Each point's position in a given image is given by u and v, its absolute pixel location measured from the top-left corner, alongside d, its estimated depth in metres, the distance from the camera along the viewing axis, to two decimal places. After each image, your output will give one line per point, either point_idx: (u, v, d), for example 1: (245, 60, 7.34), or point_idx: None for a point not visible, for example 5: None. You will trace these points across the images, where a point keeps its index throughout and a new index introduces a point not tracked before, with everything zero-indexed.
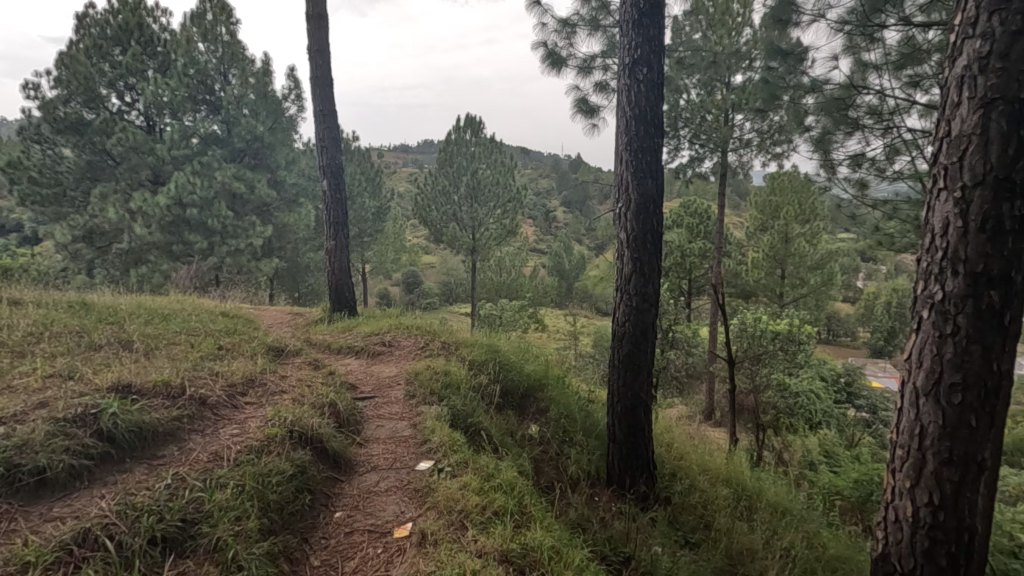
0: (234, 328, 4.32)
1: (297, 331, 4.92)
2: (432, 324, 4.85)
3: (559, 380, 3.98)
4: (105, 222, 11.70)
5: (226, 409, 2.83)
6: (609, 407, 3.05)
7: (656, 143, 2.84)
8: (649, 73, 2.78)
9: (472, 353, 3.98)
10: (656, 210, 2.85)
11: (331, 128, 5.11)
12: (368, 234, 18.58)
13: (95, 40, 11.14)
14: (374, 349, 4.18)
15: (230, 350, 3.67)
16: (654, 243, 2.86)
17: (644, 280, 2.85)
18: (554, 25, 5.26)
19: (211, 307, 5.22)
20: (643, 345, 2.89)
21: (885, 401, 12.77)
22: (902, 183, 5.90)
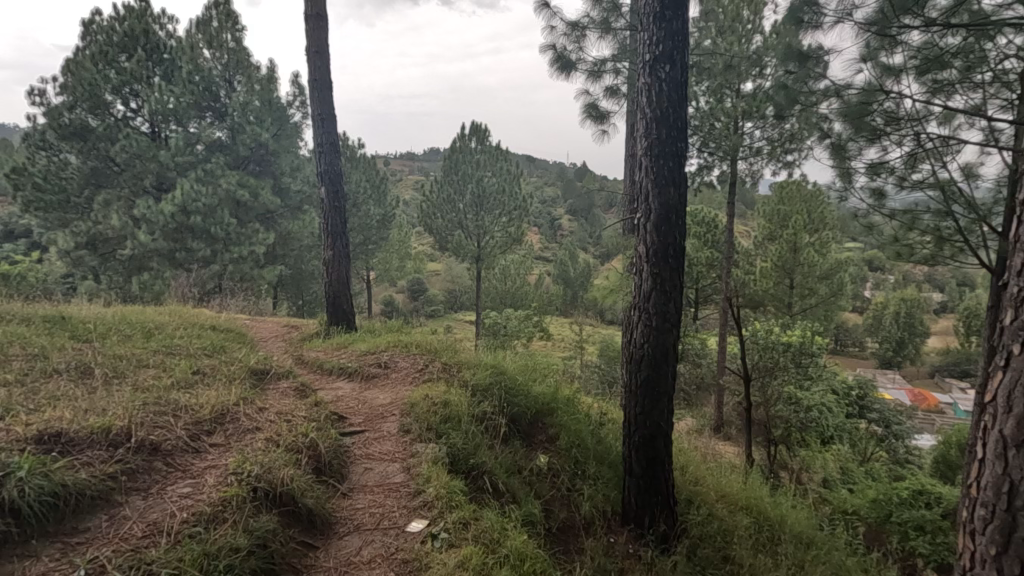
0: (216, 347, 4.07)
1: (290, 348, 4.69)
2: (432, 341, 4.63)
3: (568, 403, 3.73)
4: (108, 228, 11.60)
5: (183, 456, 2.52)
6: (625, 437, 2.84)
7: (679, 149, 2.64)
8: (673, 71, 2.59)
9: (474, 374, 3.74)
10: (679, 221, 2.65)
11: (330, 133, 4.95)
12: (373, 241, 18.44)
13: (101, 47, 11.05)
14: (367, 372, 3.94)
15: (201, 377, 3.39)
16: (675, 257, 2.65)
17: (665, 298, 2.64)
18: (562, 27, 5.06)
19: (198, 321, 4.99)
20: (663, 367, 2.68)
21: (898, 414, 12.47)
22: (922, 192, 5.70)
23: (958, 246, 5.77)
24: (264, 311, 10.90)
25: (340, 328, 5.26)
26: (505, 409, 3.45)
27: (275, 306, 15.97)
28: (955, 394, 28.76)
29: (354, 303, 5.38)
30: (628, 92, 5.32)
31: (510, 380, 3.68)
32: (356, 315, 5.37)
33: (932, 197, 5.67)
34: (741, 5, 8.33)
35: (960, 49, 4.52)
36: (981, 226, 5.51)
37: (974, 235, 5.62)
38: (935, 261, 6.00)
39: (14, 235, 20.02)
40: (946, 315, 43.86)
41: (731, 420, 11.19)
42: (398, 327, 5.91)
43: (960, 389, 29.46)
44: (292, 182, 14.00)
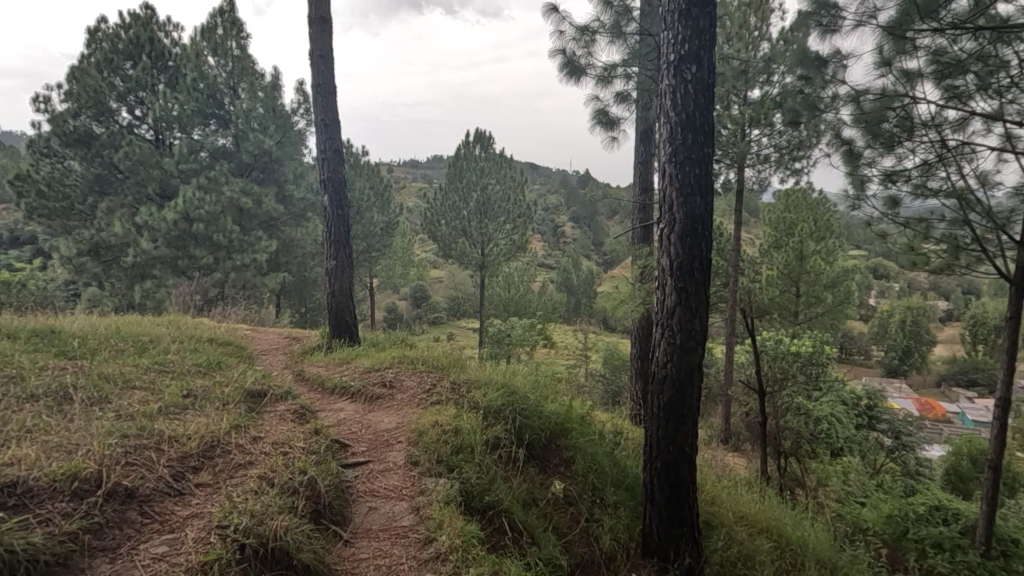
0: (212, 364, 3.93)
1: (290, 362, 4.57)
2: (439, 357, 4.47)
3: (582, 422, 3.54)
4: (112, 236, 11.51)
5: (163, 502, 2.28)
6: (647, 462, 2.68)
7: (705, 155, 2.51)
8: (699, 72, 2.46)
9: (484, 394, 3.55)
10: (705, 232, 2.51)
11: (333, 139, 4.84)
12: (376, 248, 18.36)
13: (106, 54, 11.04)
14: (371, 392, 3.75)
15: (190, 404, 3.16)
16: (701, 271, 2.51)
17: (690, 315, 2.50)
18: (572, 31, 4.94)
19: (195, 333, 4.86)
20: (687, 389, 2.54)
21: (909, 425, 12.24)
22: (937, 201, 5.53)
23: (974, 255, 5.61)
24: (266, 319, 10.79)
25: (342, 340, 5.12)
26: (519, 433, 3.25)
27: (278, 313, 15.87)
28: (962, 403, 28.44)
29: (357, 315, 5.25)
30: (639, 98, 5.22)
31: (523, 400, 3.48)
32: (359, 327, 5.23)
33: (948, 206, 5.51)
34: (749, 12, 8.22)
35: (979, 55, 4.39)
36: (994, 234, 5.36)
37: (991, 244, 5.46)
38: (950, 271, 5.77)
39: (19, 241, 20.00)
40: (951, 323, 43.59)
41: (739, 431, 10.99)
42: (403, 339, 5.78)
43: (967, 398, 29.14)
44: (295, 190, 13.93)
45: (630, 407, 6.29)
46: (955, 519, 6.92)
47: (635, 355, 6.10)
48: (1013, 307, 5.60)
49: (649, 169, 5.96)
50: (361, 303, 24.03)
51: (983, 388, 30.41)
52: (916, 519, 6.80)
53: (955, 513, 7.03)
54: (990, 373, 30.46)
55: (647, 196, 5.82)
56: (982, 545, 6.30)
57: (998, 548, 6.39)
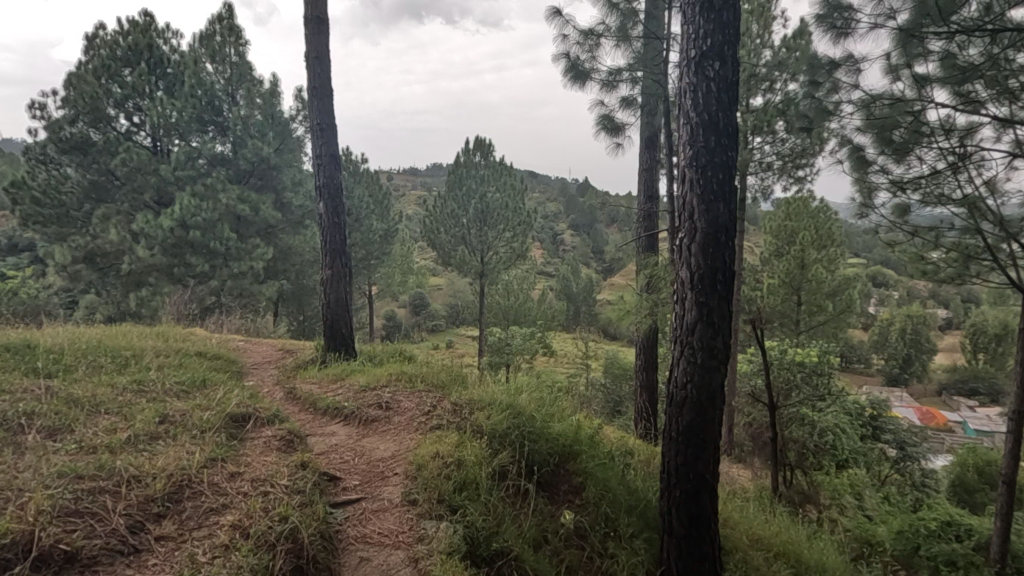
0: (197, 383, 3.72)
1: (282, 378, 4.38)
2: (440, 373, 4.25)
3: (592, 441, 3.22)
4: (107, 243, 11.36)
5: (111, 563, 1.87)
6: (664, 491, 2.52)
7: (729, 159, 2.37)
8: (723, 68, 2.33)
9: (488, 416, 3.22)
10: (729, 241, 2.37)
11: (329, 144, 4.71)
12: (375, 256, 18.21)
13: (103, 61, 10.93)
14: (365, 416, 3.43)
15: (155, 437, 2.78)
16: (724, 284, 2.36)
17: (713, 331, 2.35)
18: (575, 34, 4.80)
19: (183, 346, 4.67)
20: (708, 412, 2.39)
21: (914, 436, 12.04)
22: (947, 209, 5.39)
23: (985, 263, 5.51)
24: (262, 328, 10.62)
25: (337, 353, 4.94)
26: (527, 461, 2.92)
27: (274, 321, 15.70)
28: (964, 411, 28.22)
29: (354, 327, 5.07)
30: (644, 103, 5.08)
31: (529, 422, 3.13)
32: (355, 340, 5.05)
33: (959, 215, 5.37)
34: (752, 18, 8.13)
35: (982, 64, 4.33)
36: (1006, 242, 5.25)
37: (1003, 252, 5.35)
38: (959, 279, 5.76)
39: (17, 249, 19.86)
40: (952, 332, 43.45)
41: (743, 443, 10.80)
42: (401, 352, 5.60)
43: (969, 407, 28.93)
44: (293, 197, 13.79)
45: (635, 421, 6.12)
46: (968, 535, 6.78)
47: (640, 367, 5.96)
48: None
49: (653, 176, 5.84)
50: (359, 311, 23.89)
51: (984, 398, 30.19)
52: (928, 536, 6.61)
53: (968, 529, 6.88)
54: (992, 382, 30.24)
55: (651, 204, 5.70)
56: (996, 563, 6.22)
57: (1012, 565, 6.36)
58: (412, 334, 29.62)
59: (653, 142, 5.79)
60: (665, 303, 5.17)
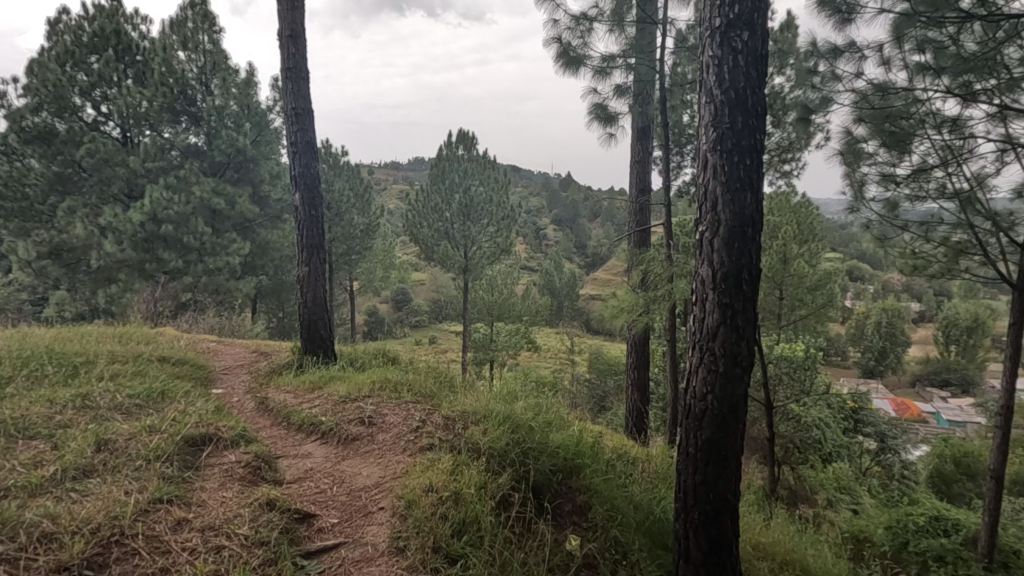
0: (152, 396, 3.29)
1: (253, 387, 4.06)
2: (427, 380, 3.96)
3: (595, 453, 2.98)
4: (74, 238, 10.87)
5: None
6: (681, 512, 2.34)
7: (756, 142, 2.20)
8: (752, 39, 2.15)
9: (484, 431, 2.87)
10: (755, 234, 2.19)
11: (304, 130, 4.42)
12: (356, 251, 17.84)
13: (67, 47, 10.36)
14: (345, 433, 3.05)
15: (79, 476, 2.26)
16: (749, 284, 2.18)
17: (737, 336, 2.18)
18: (566, 18, 4.57)
19: (143, 351, 4.33)
20: (730, 426, 2.22)
21: (894, 428, 12.17)
22: (936, 204, 5.26)
23: (975, 259, 5.29)
24: (239, 326, 10.27)
25: (315, 356, 4.65)
26: (530, 482, 2.59)
27: (253, 318, 15.31)
28: (936, 402, 28.88)
29: (333, 328, 4.78)
30: (637, 90, 4.86)
31: (529, 438, 2.81)
32: (334, 342, 4.76)
33: (949, 209, 5.22)
34: None
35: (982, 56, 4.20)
36: (996, 236, 5.08)
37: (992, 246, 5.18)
38: (949, 275, 5.52)
39: None
40: (925, 324, 44.31)
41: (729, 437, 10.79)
42: (383, 353, 5.34)
43: (941, 398, 29.49)
44: (271, 191, 13.35)
45: (626, 420, 5.96)
46: (956, 529, 6.65)
47: (631, 365, 5.79)
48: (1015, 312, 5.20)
49: (645, 169, 5.66)
50: (341, 306, 23.49)
51: (956, 389, 30.64)
52: (916, 531, 6.48)
53: (955, 524, 6.75)
54: (963, 373, 30.60)
55: (643, 197, 5.53)
56: (984, 558, 6.02)
57: (999, 559, 6.22)
58: (395, 330, 29.28)
59: (644, 133, 5.61)
60: (659, 300, 4.98)
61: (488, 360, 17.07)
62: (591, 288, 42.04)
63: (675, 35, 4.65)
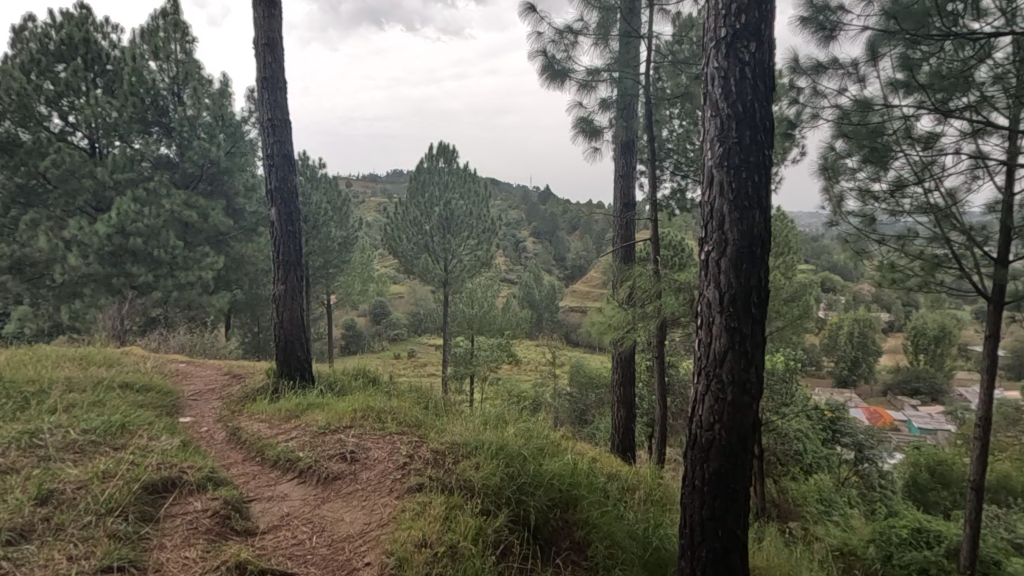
0: (110, 431, 3.01)
1: (223, 416, 3.83)
2: (411, 408, 3.76)
3: (592, 483, 2.86)
4: (37, 252, 10.45)
5: None
6: (687, 548, 2.26)
7: (764, 158, 2.14)
8: (759, 51, 2.10)
9: (475, 467, 2.69)
10: (764, 254, 2.12)
11: (281, 141, 4.27)
12: (334, 264, 17.55)
13: (33, 54, 10.00)
14: (325, 472, 2.80)
15: (13, 541, 1.97)
16: (758, 306, 2.12)
17: (746, 362, 2.11)
18: (550, 31, 4.52)
19: (104, 377, 4.07)
20: (739, 457, 2.14)
21: (872, 438, 12.28)
22: (911, 218, 5.27)
23: (951, 272, 5.27)
24: (211, 343, 9.91)
25: (292, 380, 4.45)
26: (527, 521, 2.44)
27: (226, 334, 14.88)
28: (908, 410, 29.46)
29: (310, 349, 4.58)
30: (622, 104, 4.82)
31: (523, 473, 2.68)
32: (312, 363, 4.56)
33: (924, 223, 5.22)
34: None
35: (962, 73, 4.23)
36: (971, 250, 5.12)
37: (966, 259, 5.13)
38: (926, 288, 5.47)
39: None
40: (895, 334, 45.43)
41: None
42: (363, 372, 5.14)
43: (912, 404, 30.09)
44: (247, 203, 13.01)
45: (612, 437, 5.86)
46: (938, 540, 6.58)
47: (617, 381, 5.69)
48: (989, 326, 5.17)
49: (629, 183, 5.62)
50: (318, 320, 23.06)
51: (926, 397, 31.28)
52: (899, 544, 6.42)
53: (937, 535, 6.69)
54: (931, 381, 31.29)
55: (629, 212, 5.49)
56: (967, 569, 5.97)
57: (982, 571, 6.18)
58: (373, 344, 28.87)
59: (628, 148, 5.56)
60: (647, 316, 4.91)
61: (469, 375, 16.88)
62: (570, 300, 42.12)
63: (660, 50, 4.64)
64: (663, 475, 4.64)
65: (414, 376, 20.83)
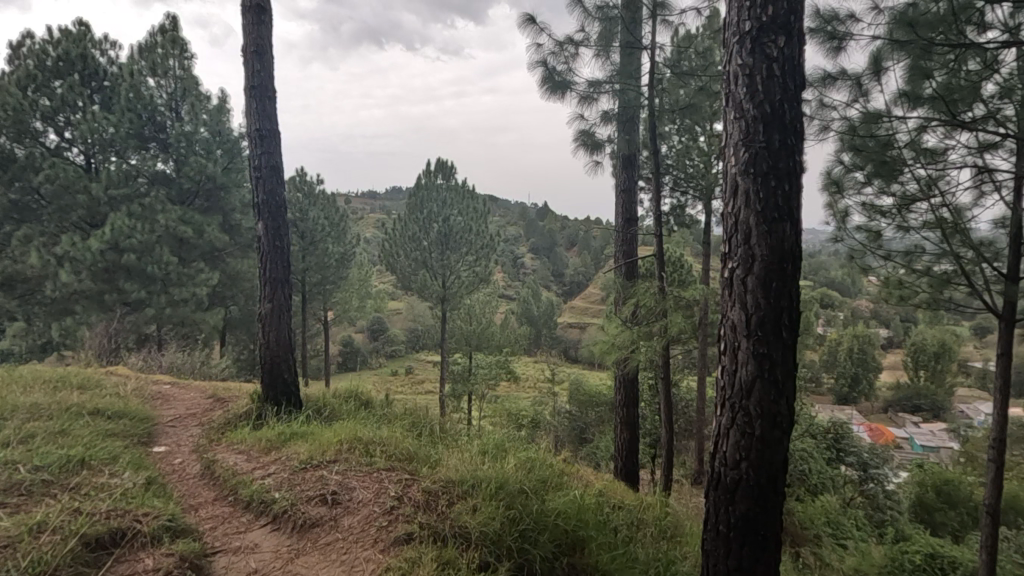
0: (64, 469, 2.78)
1: (199, 447, 3.60)
2: (403, 438, 3.55)
3: (600, 524, 2.67)
4: (28, 268, 10.29)
5: None
6: None
7: (795, 164, 2.00)
8: (789, 45, 1.98)
9: (470, 512, 2.47)
10: (795, 271, 1.98)
11: (269, 151, 4.13)
12: (331, 280, 17.37)
13: (30, 70, 9.93)
14: (304, 518, 2.54)
15: None
16: (789, 329, 1.97)
17: (776, 393, 1.96)
18: (550, 42, 4.41)
19: (73, 404, 3.85)
20: (770, 500, 1.99)
21: (879, 457, 12.00)
22: (919, 234, 5.09)
23: (961, 289, 5.08)
24: (204, 362, 9.67)
25: (277, 406, 4.24)
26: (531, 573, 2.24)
27: (221, 351, 14.66)
28: (909, 427, 29.15)
29: (297, 372, 4.40)
30: (623, 116, 4.70)
31: (526, 516, 2.48)
32: (299, 387, 4.37)
33: (930, 239, 5.05)
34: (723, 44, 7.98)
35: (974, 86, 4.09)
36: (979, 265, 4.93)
37: (977, 276, 4.93)
38: (935, 305, 5.27)
39: None
40: (894, 351, 45.17)
41: None
42: (356, 395, 4.94)
43: (914, 422, 29.70)
44: (243, 219, 12.90)
45: (615, 461, 5.63)
46: (953, 568, 6.33)
47: (619, 402, 5.51)
48: (1001, 344, 4.96)
49: (631, 199, 5.49)
50: (315, 337, 22.85)
51: (927, 414, 30.98)
52: (914, 572, 6.19)
53: (951, 562, 6.40)
54: (933, 398, 30.93)
55: (631, 228, 5.35)
56: None
57: None
58: (370, 360, 28.60)
59: (630, 161, 5.43)
60: (652, 336, 4.76)
61: (466, 393, 16.59)
62: (569, 316, 41.93)
63: (663, 60, 4.54)
64: (668, 501, 4.43)
65: (410, 393, 20.50)
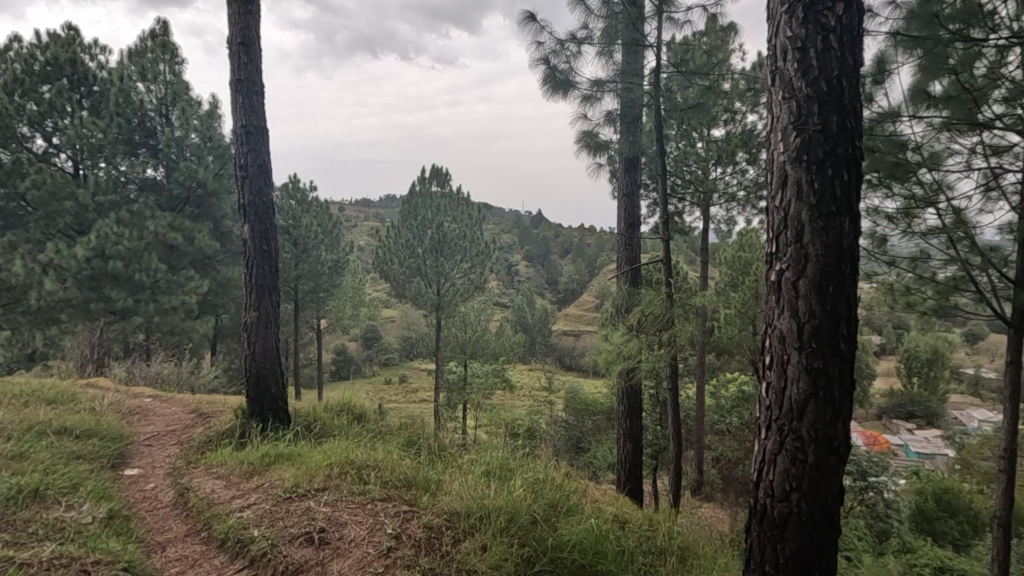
0: (12, 501, 2.54)
1: (178, 469, 3.38)
2: (397, 459, 3.33)
3: (618, 556, 2.50)
4: (13, 275, 9.99)
5: None
6: None
7: (852, 152, 1.85)
8: (847, 14, 1.83)
9: (480, 553, 2.28)
10: (853, 273, 1.82)
11: (256, 150, 3.95)
12: (324, 288, 17.07)
13: (17, 74, 9.69)
14: (286, 562, 2.29)
15: None
16: (847, 341, 1.81)
17: (831, 413, 1.80)
18: (551, 40, 4.25)
19: (40, 423, 3.61)
20: (825, 537, 1.82)
21: (878, 465, 11.85)
22: (925, 240, 4.90)
23: (967, 296, 4.88)
24: (192, 372, 9.39)
25: (264, 421, 4.03)
26: None
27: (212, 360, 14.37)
28: (903, 433, 29.16)
29: (285, 386, 4.18)
30: (625, 118, 4.54)
31: (540, 556, 2.33)
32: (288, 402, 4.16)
33: (936, 245, 4.87)
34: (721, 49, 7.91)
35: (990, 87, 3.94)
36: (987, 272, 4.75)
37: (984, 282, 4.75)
38: (940, 312, 5.09)
39: None
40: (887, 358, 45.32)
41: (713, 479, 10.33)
42: (349, 407, 4.72)
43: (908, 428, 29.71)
44: (233, 225, 12.68)
45: (617, 476, 5.42)
46: None
47: (623, 413, 5.31)
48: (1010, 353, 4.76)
49: (634, 204, 5.33)
50: (308, 346, 22.54)
51: (921, 421, 30.96)
52: None
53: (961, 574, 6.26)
54: (926, 404, 30.95)
55: (634, 234, 5.18)
56: None
57: None
58: (364, 369, 28.28)
59: (631, 165, 5.29)
60: (659, 344, 4.58)
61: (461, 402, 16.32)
62: (563, 324, 41.75)
63: (665, 62, 4.40)
64: (675, 517, 4.24)
65: (404, 403, 20.21)
